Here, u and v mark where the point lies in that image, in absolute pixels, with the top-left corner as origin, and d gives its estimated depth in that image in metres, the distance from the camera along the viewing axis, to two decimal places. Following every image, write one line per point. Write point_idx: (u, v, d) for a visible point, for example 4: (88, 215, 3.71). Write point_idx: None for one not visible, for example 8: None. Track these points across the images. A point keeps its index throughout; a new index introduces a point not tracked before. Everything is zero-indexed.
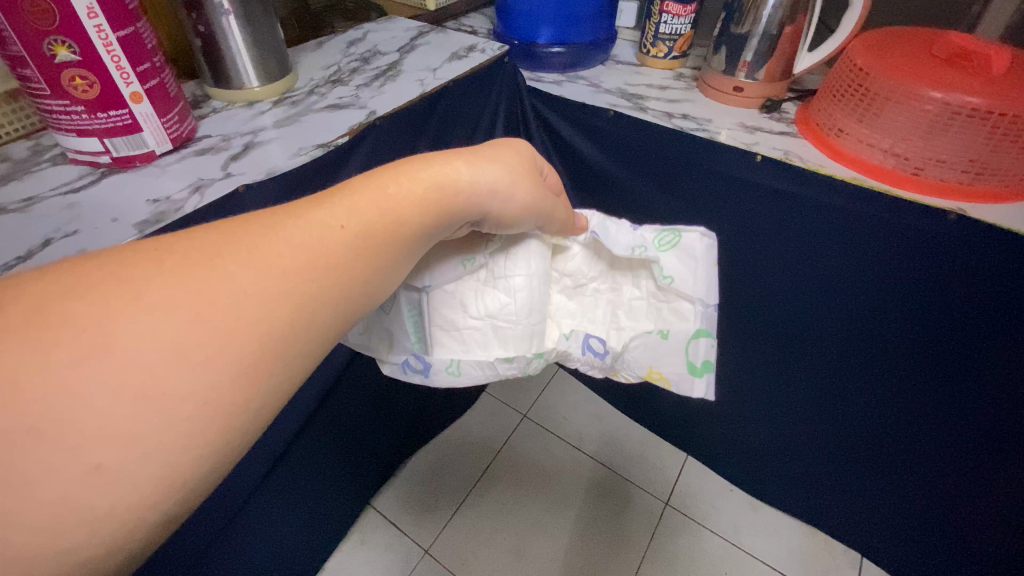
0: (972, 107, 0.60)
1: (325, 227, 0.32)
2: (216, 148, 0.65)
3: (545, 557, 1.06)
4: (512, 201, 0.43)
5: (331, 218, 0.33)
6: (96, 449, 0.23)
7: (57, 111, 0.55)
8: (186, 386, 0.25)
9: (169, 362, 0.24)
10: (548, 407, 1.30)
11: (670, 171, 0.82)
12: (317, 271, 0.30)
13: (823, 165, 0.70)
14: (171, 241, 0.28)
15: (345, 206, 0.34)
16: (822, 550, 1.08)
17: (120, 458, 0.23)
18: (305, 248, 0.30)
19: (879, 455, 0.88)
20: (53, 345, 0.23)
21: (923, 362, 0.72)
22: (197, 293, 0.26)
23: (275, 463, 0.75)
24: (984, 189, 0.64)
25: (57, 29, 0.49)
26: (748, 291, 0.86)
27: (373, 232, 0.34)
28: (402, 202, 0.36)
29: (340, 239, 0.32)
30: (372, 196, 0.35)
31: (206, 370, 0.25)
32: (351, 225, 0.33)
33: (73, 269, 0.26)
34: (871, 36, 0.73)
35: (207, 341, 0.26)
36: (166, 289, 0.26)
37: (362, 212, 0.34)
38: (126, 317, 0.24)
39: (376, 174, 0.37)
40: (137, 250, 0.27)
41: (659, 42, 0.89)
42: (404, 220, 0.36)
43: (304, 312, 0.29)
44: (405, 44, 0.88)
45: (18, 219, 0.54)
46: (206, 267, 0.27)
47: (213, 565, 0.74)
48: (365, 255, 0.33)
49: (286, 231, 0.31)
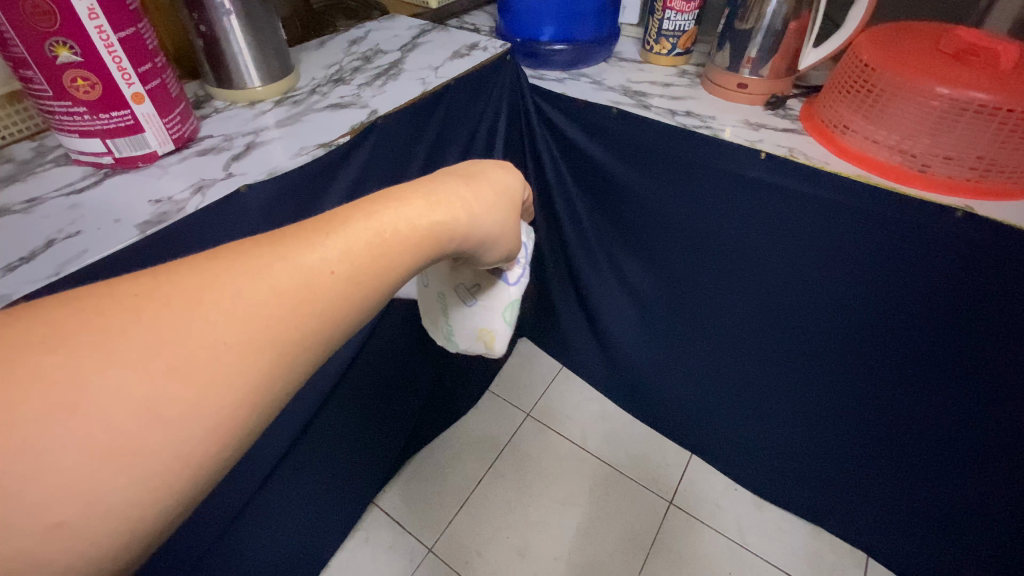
0: (979, 103, 0.59)
1: (311, 274, 0.29)
2: (218, 148, 0.65)
3: (548, 556, 1.06)
4: (478, 226, 0.40)
5: (321, 263, 0.29)
6: (58, 507, 0.21)
7: (59, 113, 0.55)
8: (159, 439, 0.23)
9: (138, 416, 0.23)
10: (551, 405, 1.30)
11: (675, 167, 0.81)
12: (309, 318, 0.28)
13: (828, 162, 0.70)
14: (142, 276, 0.26)
15: (337, 251, 0.30)
16: (827, 549, 1.07)
17: (82, 514, 0.21)
18: (292, 294, 0.28)
19: (885, 454, 0.87)
20: (22, 397, 0.21)
21: (931, 359, 0.71)
22: (174, 339, 0.24)
23: (290, 448, 0.80)
24: (992, 187, 0.63)
25: (59, 31, 0.49)
26: (752, 290, 0.85)
27: (363, 275, 0.31)
28: (394, 244, 0.33)
29: (329, 287, 0.29)
30: (369, 233, 0.32)
31: (182, 422, 0.23)
32: (341, 270, 0.30)
33: (55, 301, 0.24)
34: (877, 31, 0.72)
35: (183, 390, 0.24)
36: (140, 336, 0.24)
37: (352, 250, 0.31)
38: (97, 367, 0.22)
39: (368, 209, 0.33)
40: (113, 287, 0.25)
41: (662, 39, 0.89)
42: (397, 259, 0.33)
43: (299, 327, 0.28)
44: (407, 43, 0.88)
45: (20, 220, 0.54)
46: (185, 307, 0.25)
47: (220, 551, 0.78)
48: (360, 300, 0.31)
49: (274, 276, 0.28)
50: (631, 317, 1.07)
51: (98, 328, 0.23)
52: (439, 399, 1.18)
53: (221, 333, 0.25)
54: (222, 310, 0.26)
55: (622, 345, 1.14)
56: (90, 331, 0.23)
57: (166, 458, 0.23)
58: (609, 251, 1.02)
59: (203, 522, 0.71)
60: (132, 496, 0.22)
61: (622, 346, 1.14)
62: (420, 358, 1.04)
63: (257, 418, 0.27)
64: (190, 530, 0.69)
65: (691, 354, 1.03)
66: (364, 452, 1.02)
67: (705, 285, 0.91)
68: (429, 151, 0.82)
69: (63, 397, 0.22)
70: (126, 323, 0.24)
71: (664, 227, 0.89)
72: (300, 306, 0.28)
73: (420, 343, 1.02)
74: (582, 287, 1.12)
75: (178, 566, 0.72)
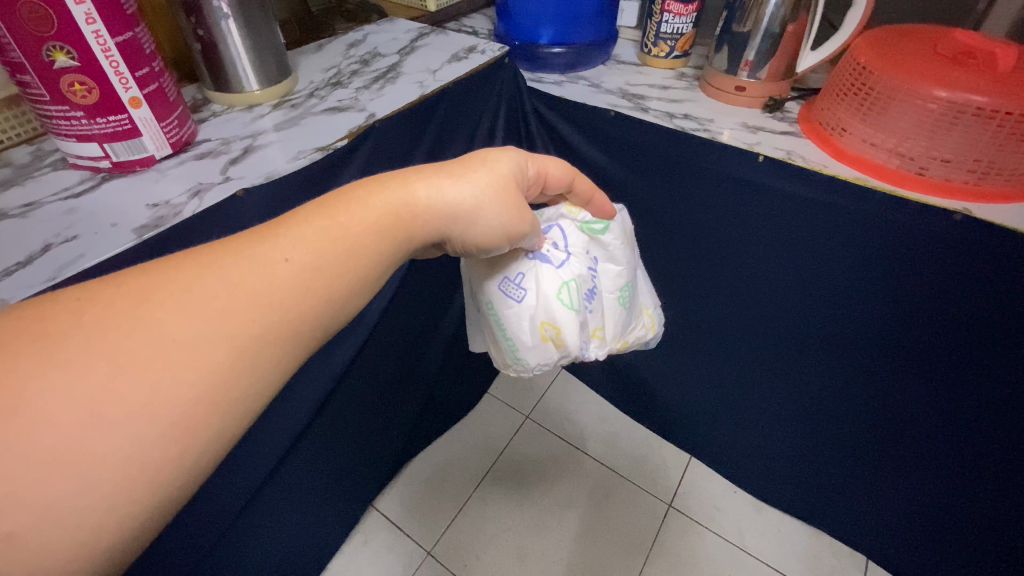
0: (977, 106, 0.59)
1: (268, 262, 0.31)
2: (216, 152, 0.65)
3: (547, 558, 1.06)
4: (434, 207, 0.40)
5: (276, 252, 0.32)
6: (10, 517, 0.22)
7: (57, 117, 0.55)
8: (107, 444, 0.25)
9: (87, 420, 0.24)
10: (551, 407, 1.30)
11: (674, 170, 0.81)
12: (266, 310, 0.30)
13: (826, 165, 0.70)
14: (98, 287, 0.28)
15: (291, 239, 0.33)
16: (827, 552, 1.07)
17: (32, 525, 0.23)
18: (246, 285, 0.30)
19: (886, 456, 0.87)
20: None
21: (930, 362, 0.71)
22: (124, 342, 0.26)
23: (290, 450, 0.81)
24: (990, 189, 0.63)
25: (56, 36, 0.49)
26: (750, 293, 0.85)
27: (321, 260, 0.33)
28: (353, 229, 0.35)
29: (285, 273, 0.32)
30: (323, 223, 0.35)
31: (133, 422, 0.25)
32: (295, 256, 0.32)
33: (20, 317, 0.26)
34: (874, 34, 0.72)
35: (132, 393, 0.26)
36: (89, 343, 0.26)
37: (307, 238, 0.33)
38: (42, 378, 0.24)
39: (324, 201, 0.36)
40: (58, 301, 0.27)
41: (659, 42, 0.89)
42: (357, 245, 0.35)
43: (252, 320, 0.30)
44: (405, 46, 0.88)
45: (18, 225, 0.54)
46: (134, 313, 0.27)
47: (217, 553, 0.79)
48: (320, 285, 0.33)
49: (227, 268, 0.30)
50: None
51: (52, 338, 0.26)
52: (438, 402, 1.17)
53: (171, 334, 0.27)
54: (170, 310, 0.28)
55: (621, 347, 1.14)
56: (43, 341, 0.25)
57: (119, 462, 0.25)
58: None
59: (199, 523, 0.71)
60: (85, 504, 0.24)
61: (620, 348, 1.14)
62: (419, 360, 1.04)
63: (221, 423, 0.28)
64: (187, 528, 0.70)
65: (690, 356, 1.03)
66: (362, 455, 1.02)
67: (703, 286, 0.90)
68: (427, 154, 0.81)
69: (14, 409, 0.23)
70: (76, 333, 0.26)
71: (663, 229, 0.89)
72: (253, 300, 0.30)
73: (418, 345, 1.02)
74: None
75: (175, 567, 0.72)
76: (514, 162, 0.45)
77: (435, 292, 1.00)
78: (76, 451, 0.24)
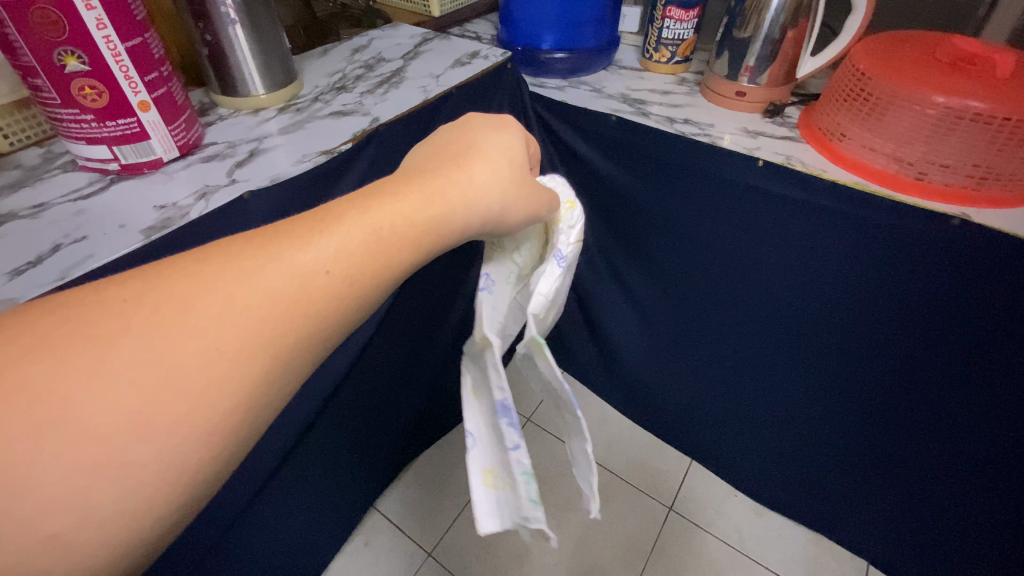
0: (975, 112, 0.60)
1: (306, 271, 0.29)
2: (222, 155, 0.65)
3: (547, 561, 1.06)
4: (470, 193, 0.38)
5: (316, 261, 0.30)
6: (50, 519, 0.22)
7: (67, 120, 0.56)
8: (146, 452, 0.24)
9: (130, 427, 0.23)
10: (551, 410, 1.31)
11: (676, 174, 0.81)
12: (303, 321, 0.29)
13: (825, 170, 0.70)
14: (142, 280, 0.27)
15: (330, 247, 0.30)
16: (829, 558, 1.06)
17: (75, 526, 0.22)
18: (286, 296, 0.28)
19: (887, 460, 0.87)
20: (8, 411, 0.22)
21: (929, 364, 0.71)
22: (166, 347, 0.25)
23: (293, 450, 0.82)
24: (988, 194, 0.64)
25: (67, 41, 0.50)
26: (750, 296, 0.85)
27: (360, 276, 0.31)
28: (393, 240, 0.33)
29: (325, 286, 0.30)
30: (359, 225, 0.32)
31: (174, 429, 0.24)
32: (336, 269, 0.30)
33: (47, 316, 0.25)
34: (873, 40, 0.73)
35: (175, 401, 0.24)
36: (132, 343, 0.24)
37: (349, 249, 0.31)
38: (86, 381, 0.23)
39: (363, 198, 0.34)
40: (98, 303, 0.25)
41: (661, 47, 0.90)
42: (393, 258, 0.33)
43: (290, 331, 0.28)
44: (409, 51, 0.89)
45: (28, 226, 0.55)
46: (175, 318, 0.25)
47: (220, 552, 0.79)
48: (353, 300, 0.31)
49: (268, 275, 0.28)
50: (632, 323, 1.07)
51: (93, 338, 0.24)
52: (439, 405, 1.18)
53: (212, 345, 0.26)
54: (211, 318, 0.26)
55: (623, 351, 1.14)
56: (84, 342, 0.24)
57: (158, 467, 0.24)
58: (608, 257, 1.02)
59: (202, 523, 0.72)
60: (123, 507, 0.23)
61: (621, 351, 1.14)
62: (421, 362, 1.05)
63: (246, 432, 0.28)
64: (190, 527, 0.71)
65: (690, 359, 1.03)
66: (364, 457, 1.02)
67: (704, 291, 0.91)
68: None
69: (53, 411, 0.22)
70: (117, 333, 0.24)
71: (664, 232, 0.90)
72: (292, 310, 0.28)
73: (420, 348, 1.02)
74: (583, 294, 1.12)
75: (180, 565, 0.73)
76: (525, 143, 0.44)
77: (438, 295, 1.00)
78: (115, 456, 0.23)
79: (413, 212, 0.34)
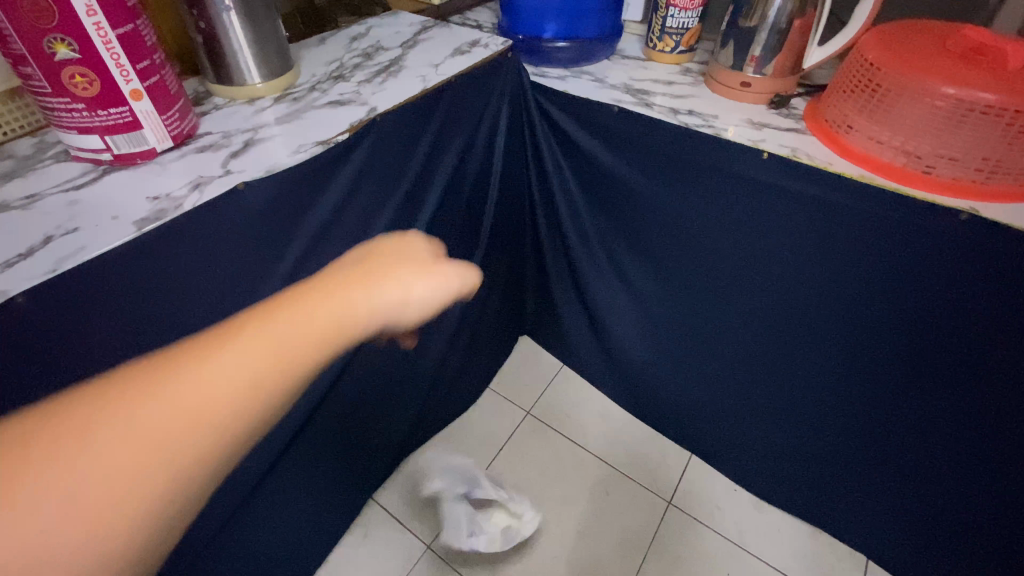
0: (986, 104, 0.58)
1: (233, 379, 0.30)
2: (217, 145, 0.64)
3: (546, 554, 1.06)
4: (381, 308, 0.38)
5: (237, 374, 0.31)
6: None
7: (58, 109, 0.55)
8: (133, 520, 0.26)
9: (112, 491, 0.26)
10: (552, 403, 1.30)
11: (680, 166, 0.80)
12: (262, 393, 0.31)
13: (831, 162, 0.69)
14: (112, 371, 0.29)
15: (255, 349, 0.32)
16: (828, 553, 1.06)
17: None
18: (241, 378, 0.31)
19: (890, 456, 0.86)
20: None
21: (934, 360, 0.71)
22: (134, 435, 0.27)
23: (291, 442, 0.82)
24: (997, 188, 0.62)
25: (57, 28, 0.49)
26: (754, 290, 0.84)
27: (307, 359, 0.33)
28: (320, 334, 0.34)
29: (279, 364, 0.32)
30: (265, 330, 0.33)
31: (162, 490, 0.27)
32: (274, 365, 0.32)
33: None
34: (882, 29, 0.71)
35: (149, 476, 0.27)
36: (110, 429, 0.27)
37: (291, 338, 0.33)
38: (72, 466, 0.26)
39: (285, 298, 0.35)
40: None
41: (665, 36, 0.88)
42: (324, 350, 0.34)
43: (250, 407, 0.31)
44: (408, 39, 0.87)
45: (20, 217, 0.54)
46: (141, 404, 0.28)
47: (219, 544, 0.79)
48: (307, 369, 0.34)
49: (218, 365, 0.30)
50: (633, 317, 1.06)
51: (70, 434, 0.27)
52: (439, 398, 1.17)
53: (171, 431, 0.28)
54: (170, 404, 0.29)
55: (624, 345, 1.13)
56: (65, 432, 0.27)
57: (147, 525, 0.27)
58: (609, 250, 1.01)
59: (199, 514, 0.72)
60: None
61: (622, 345, 1.14)
62: (420, 356, 1.04)
63: None
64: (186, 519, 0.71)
65: (692, 353, 1.02)
66: (363, 450, 1.02)
67: (706, 284, 0.90)
68: (430, 149, 0.81)
69: (42, 490, 0.25)
70: (96, 419, 0.27)
71: (666, 225, 0.88)
72: (252, 393, 0.31)
73: (419, 341, 1.02)
74: (584, 287, 1.11)
75: (180, 556, 0.73)
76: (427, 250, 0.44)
77: None
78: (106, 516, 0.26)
79: (321, 314, 0.35)
